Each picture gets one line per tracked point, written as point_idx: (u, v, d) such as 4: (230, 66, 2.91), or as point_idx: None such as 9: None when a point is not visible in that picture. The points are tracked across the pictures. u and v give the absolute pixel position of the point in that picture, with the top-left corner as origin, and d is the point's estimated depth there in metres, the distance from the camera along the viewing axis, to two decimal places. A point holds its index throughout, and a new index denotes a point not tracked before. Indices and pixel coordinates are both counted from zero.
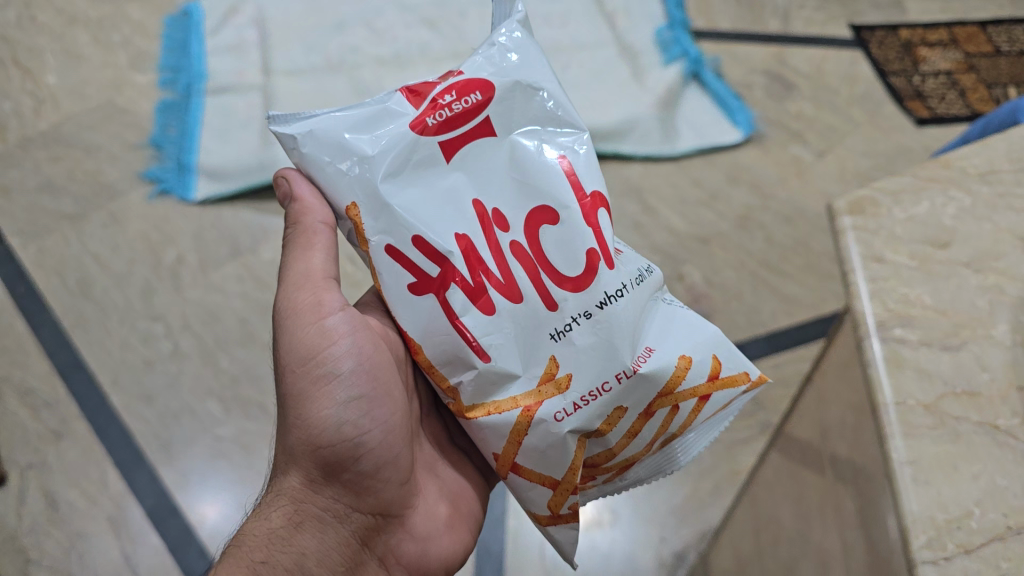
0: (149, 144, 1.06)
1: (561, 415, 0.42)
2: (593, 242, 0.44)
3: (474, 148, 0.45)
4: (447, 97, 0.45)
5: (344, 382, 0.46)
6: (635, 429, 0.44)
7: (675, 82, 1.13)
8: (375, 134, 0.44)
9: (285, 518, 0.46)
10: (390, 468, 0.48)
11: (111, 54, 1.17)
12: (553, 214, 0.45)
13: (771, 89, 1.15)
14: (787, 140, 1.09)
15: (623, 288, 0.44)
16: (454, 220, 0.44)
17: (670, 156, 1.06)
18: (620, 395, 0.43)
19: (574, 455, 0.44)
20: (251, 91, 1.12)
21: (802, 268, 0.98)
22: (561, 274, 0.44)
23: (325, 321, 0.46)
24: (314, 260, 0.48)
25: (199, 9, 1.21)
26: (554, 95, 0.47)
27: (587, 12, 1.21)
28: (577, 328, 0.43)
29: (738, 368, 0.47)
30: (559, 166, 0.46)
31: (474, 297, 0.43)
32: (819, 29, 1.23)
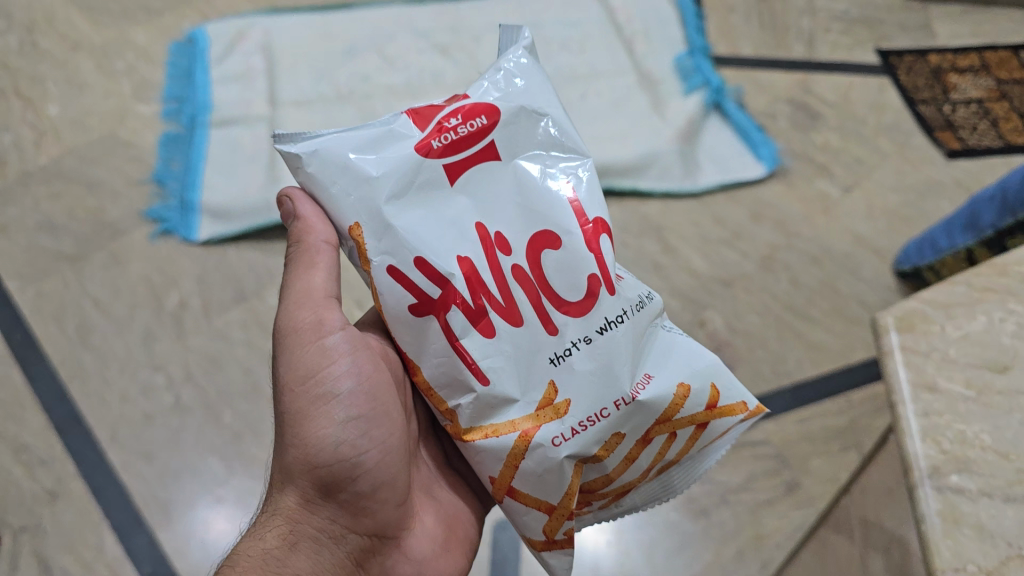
0: (152, 180, 1.03)
1: (558, 440, 0.45)
2: (593, 268, 0.48)
3: (475, 172, 0.49)
4: (453, 121, 0.49)
5: (343, 401, 0.50)
6: (632, 455, 0.47)
7: (696, 113, 1.09)
8: (381, 154, 0.47)
9: (280, 537, 0.49)
10: (387, 489, 0.51)
11: (114, 82, 1.13)
12: (556, 240, 0.48)
13: (797, 120, 1.10)
14: (813, 174, 1.05)
15: (622, 314, 0.47)
16: (456, 243, 0.47)
17: (691, 193, 1.02)
18: (618, 420, 0.46)
19: (571, 481, 0.46)
20: (257, 122, 1.08)
21: (830, 311, 0.93)
22: (564, 300, 0.47)
23: (325, 340, 0.50)
24: (315, 279, 0.51)
25: (204, 36, 1.17)
26: (555, 122, 0.51)
27: (605, 38, 1.17)
28: (577, 353, 0.46)
29: (736, 397, 0.50)
30: (562, 196, 0.49)
31: (476, 320, 0.46)
32: (846, 54, 1.19)
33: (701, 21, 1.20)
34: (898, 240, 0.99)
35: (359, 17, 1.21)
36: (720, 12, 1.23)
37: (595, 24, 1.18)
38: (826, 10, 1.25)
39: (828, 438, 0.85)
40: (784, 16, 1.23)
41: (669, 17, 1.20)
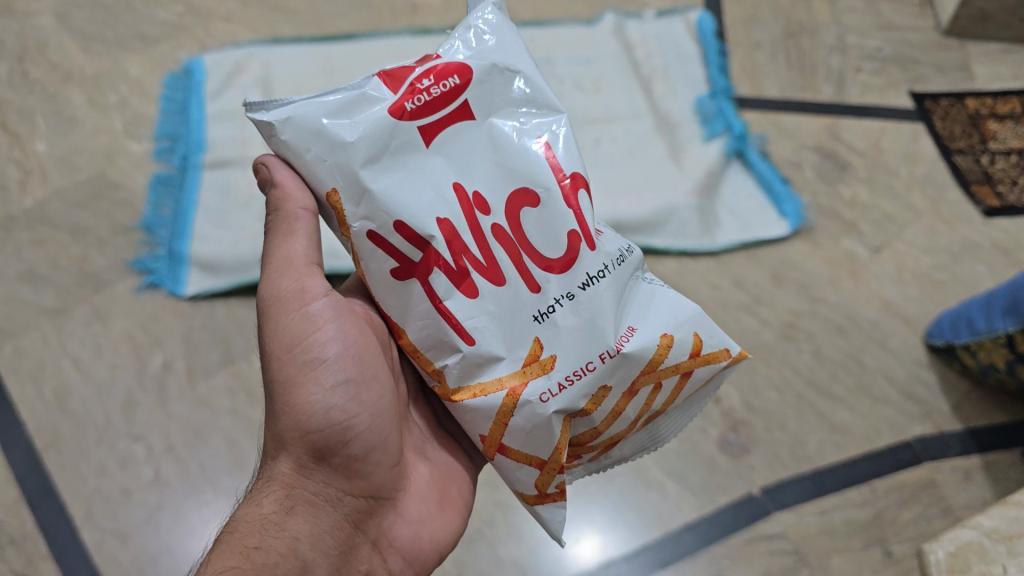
0: (141, 227, 0.98)
1: (546, 396, 0.48)
2: (572, 225, 0.51)
3: (451, 131, 0.51)
4: (425, 82, 0.50)
5: (331, 367, 0.52)
6: (620, 407, 0.51)
7: (716, 163, 1.02)
8: (355, 118, 0.49)
9: (277, 504, 0.51)
10: (378, 451, 0.53)
11: (105, 117, 1.08)
12: (536, 199, 0.51)
13: (824, 171, 1.04)
14: (841, 233, 0.99)
15: (602, 269, 0.51)
16: (435, 203, 0.49)
17: (709, 252, 0.96)
18: (604, 374, 0.50)
19: (560, 436, 0.49)
20: (252, 165, 1.03)
21: (856, 388, 0.88)
22: (545, 257, 0.51)
23: (310, 308, 0.53)
24: (296, 247, 0.53)
25: (201, 67, 1.12)
26: (528, 78, 0.53)
27: (622, 75, 1.10)
28: (559, 310, 0.49)
29: (720, 346, 0.54)
30: (540, 153, 0.52)
31: (458, 281, 0.49)
32: (877, 96, 1.12)
33: (723, 60, 1.14)
34: (930, 308, 0.93)
35: (362, 49, 1.15)
36: (744, 46, 1.16)
37: (612, 60, 1.12)
38: (858, 46, 1.17)
39: (851, 533, 0.79)
40: (812, 53, 1.16)
41: (689, 54, 1.14)
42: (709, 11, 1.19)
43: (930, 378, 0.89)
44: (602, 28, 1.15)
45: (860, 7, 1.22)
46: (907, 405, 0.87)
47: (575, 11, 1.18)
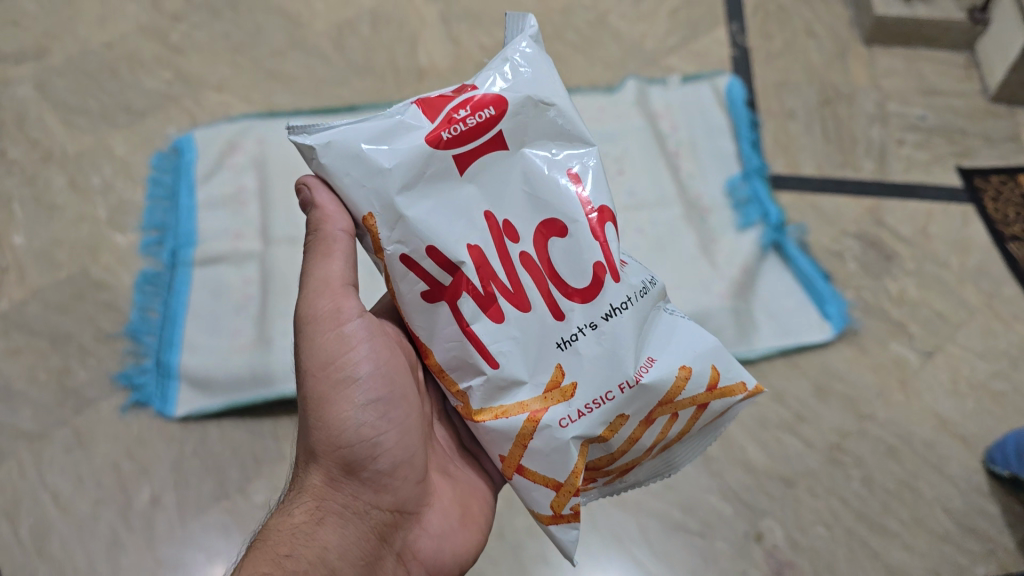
0: (126, 334, 0.90)
1: (566, 421, 0.48)
2: (600, 255, 0.50)
3: (487, 160, 0.50)
4: (461, 112, 0.49)
5: (362, 384, 0.53)
6: (637, 435, 0.50)
7: (750, 256, 0.94)
8: (392, 144, 0.48)
9: (307, 514, 0.53)
10: (407, 466, 0.54)
11: (87, 202, 1.00)
12: (564, 228, 0.51)
13: (868, 262, 0.96)
14: (889, 336, 0.91)
15: (627, 300, 0.50)
16: (466, 229, 0.49)
17: (746, 360, 0.88)
18: (622, 403, 0.49)
19: (577, 461, 0.48)
20: (246, 262, 0.94)
21: (910, 523, 0.80)
22: (570, 286, 0.50)
23: (344, 327, 0.53)
24: (333, 268, 0.53)
25: (192, 146, 1.04)
26: (562, 110, 0.52)
27: (647, 153, 1.02)
28: (583, 338, 0.49)
29: (738, 378, 0.53)
30: (569, 181, 0.51)
31: (485, 306, 0.49)
32: (923, 173, 1.03)
33: (755, 133, 1.05)
34: (989, 426, 0.86)
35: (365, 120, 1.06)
36: (777, 115, 1.08)
37: (635, 135, 1.03)
38: (899, 114, 1.08)
39: None
40: (850, 123, 1.08)
41: (719, 127, 1.05)
42: (738, 75, 1.11)
43: (993, 509, 0.81)
44: (623, 97, 1.07)
45: (900, 68, 1.13)
46: (968, 542, 0.80)
47: (593, 77, 1.10)
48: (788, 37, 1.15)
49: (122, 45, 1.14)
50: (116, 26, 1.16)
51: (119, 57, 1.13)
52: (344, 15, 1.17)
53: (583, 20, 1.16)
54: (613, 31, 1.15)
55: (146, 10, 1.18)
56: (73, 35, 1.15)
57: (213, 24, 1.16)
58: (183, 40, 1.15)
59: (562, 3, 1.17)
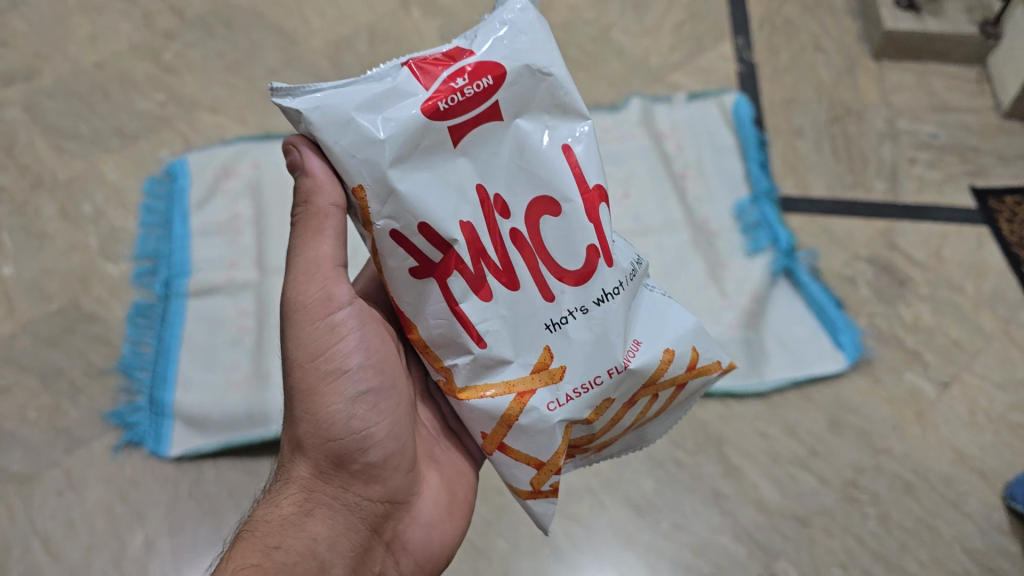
0: (119, 370, 0.87)
1: (553, 405, 0.49)
2: (592, 238, 0.51)
3: (481, 132, 0.49)
4: (458, 81, 0.48)
5: (352, 377, 0.54)
6: (618, 415, 0.53)
7: (760, 283, 0.92)
8: (387, 114, 0.47)
9: (295, 505, 0.53)
10: (395, 458, 0.55)
11: (78, 231, 0.97)
12: (556, 208, 0.51)
13: (881, 287, 0.94)
14: (904, 365, 0.88)
15: (618, 285, 0.51)
16: (459, 205, 0.48)
17: (756, 393, 0.86)
18: (608, 387, 0.50)
19: (560, 443, 0.50)
20: (242, 292, 0.92)
21: (929, 563, 0.78)
22: (561, 268, 0.51)
23: (333, 318, 0.54)
24: (322, 248, 0.52)
25: (185, 170, 1.01)
26: (559, 80, 0.51)
27: (653, 177, 0.99)
28: (573, 322, 0.50)
29: (714, 357, 0.56)
30: (564, 159, 0.51)
31: (475, 285, 0.49)
32: (935, 194, 1.01)
33: (764, 153, 1.03)
34: (1008, 460, 0.83)
35: None
36: (786, 134, 1.05)
37: (641, 158, 1.01)
38: (910, 131, 1.06)
39: None
40: (860, 141, 1.05)
41: (725, 147, 1.03)
42: (745, 93, 1.08)
43: (1013, 548, 0.79)
44: (628, 117, 1.04)
45: (910, 83, 1.10)
46: None
47: (598, 95, 1.08)
48: (795, 52, 1.13)
49: (114, 65, 1.12)
50: (108, 45, 1.13)
51: (110, 77, 1.10)
52: (340, 32, 1.15)
53: (585, 36, 1.13)
54: (616, 47, 1.12)
55: (138, 29, 1.15)
56: (63, 55, 1.12)
57: (207, 43, 1.14)
58: (177, 60, 1.12)
59: (564, 18, 1.15)
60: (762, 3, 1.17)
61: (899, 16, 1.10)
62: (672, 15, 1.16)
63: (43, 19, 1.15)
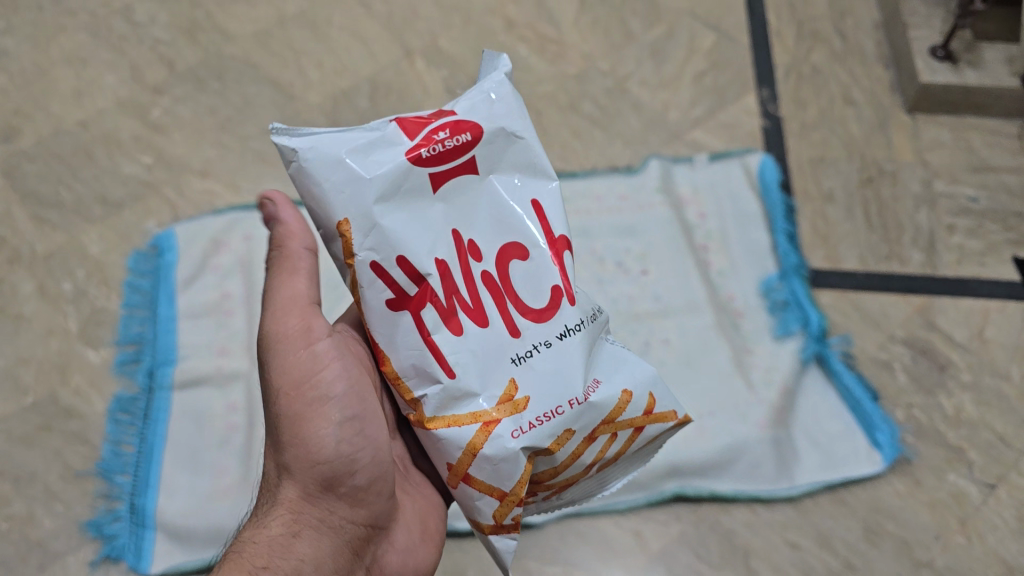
0: (98, 473, 0.82)
1: (516, 432, 0.46)
2: (558, 280, 0.50)
3: (458, 181, 0.50)
4: (441, 134, 0.49)
5: (337, 403, 0.53)
6: (579, 452, 0.49)
7: (790, 372, 0.85)
8: (374, 158, 0.48)
9: (284, 527, 0.53)
10: (381, 482, 0.54)
11: (57, 313, 0.91)
12: (525, 252, 0.50)
13: (920, 374, 0.86)
14: (945, 464, 0.81)
15: (581, 322, 0.50)
16: (434, 243, 0.49)
17: (786, 498, 0.79)
18: (570, 419, 0.48)
19: (523, 471, 0.47)
20: (231, 383, 0.86)
21: None
22: (528, 306, 0.50)
23: (314, 347, 0.54)
24: (299, 287, 0.56)
25: (172, 243, 0.95)
26: (533, 146, 0.52)
27: (674, 252, 0.92)
28: (537, 355, 0.48)
29: (672, 407, 0.52)
30: (533, 212, 0.51)
31: (447, 318, 0.48)
32: (977, 266, 0.94)
33: (792, 222, 0.96)
34: None
35: None
36: (816, 199, 0.98)
37: (659, 229, 0.94)
38: (948, 195, 0.98)
39: None
40: (895, 206, 0.97)
41: (750, 214, 0.96)
42: (771, 152, 1.01)
43: None
44: (646, 182, 0.97)
45: (948, 140, 1.03)
46: None
47: (613, 156, 1.00)
48: (824, 105, 1.05)
49: (98, 123, 1.05)
50: (92, 100, 1.07)
51: (95, 137, 1.04)
52: (339, 85, 1.08)
53: (600, 87, 1.06)
54: (633, 100, 1.05)
55: (125, 81, 1.08)
56: (45, 112, 1.05)
57: (198, 98, 1.07)
58: (165, 117, 1.06)
59: (578, 68, 1.08)
60: (788, 50, 1.10)
61: (936, 68, 1.04)
62: (692, 65, 1.09)
63: (25, 71, 1.09)
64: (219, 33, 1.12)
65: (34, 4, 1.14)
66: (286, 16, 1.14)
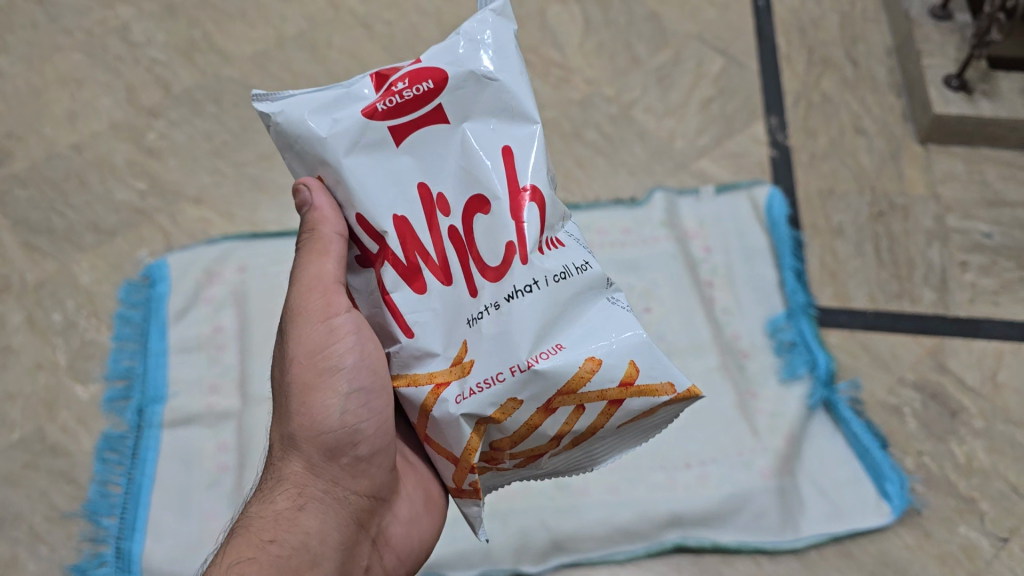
0: (83, 514, 0.80)
1: (458, 398, 0.45)
2: (514, 235, 0.46)
3: (426, 132, 0.48)
4: (400, 84, 0.47)
5: (347, 374, 0.51)
6: (535, 422, 0.45)
7: (796, 419, 0.82)
8: (337, 115, 0.47)
9: (289, 501, 0.51)
10: (383, 454, 0.53)
11: (47, 345, 0.89)
12: (486, 204, 0.47)
13: (931, 420, 0.84)
14: (956, 515, 0.79)
15: (533, 283, 0.45)
16: (397, 199, 0.47)
17: (791, 550, 0.76)
18: (514, 387, 0.44)
19: (469, 439, 0.45)
20: (222, 423, 0.85)
21: None
22: (485, 263, 0.46)
23: (332, 320, 0.51)
24: (326, 267, 0.51)
25: (164, 274, 0.93)
26: (509, 85, 0.48)
27: (678, 289, 0.90)
28: (486, 317, 0.45)
29: (663, 378, 0.45)
30: (501, 159, 0.48)
31: (407, 276, 0.47)
32: (990, 306, 0.91)
33: (799, 258, 0.93)
34: None
35: None
36: (824, 233, 0.95)
37: (663, 265, 0.92)
38: (961, 230, 0.95)
39: None
40: (906, 241, 0.95)
41: (757, 249, 0.93)
42: (779, 184, 0.98)
43: None
44: (651, 215, 0.95)
45: (961, 172, 1.00)
46: None
47: (617, 186, 0.98)
48: (835, 135, 1.03)
49: (92, 147, 1.03)
50: (87, 123, 1.04)
51: (88, 161, 1.01)
52: None
53: (604, 114, 1.04)
54: (638, 127, 1.03)
55: (120, 104, 1.06)
56: (38, 135, 1.03)
57: (194, 122, 1.05)
58: (160, 142, 1.03)
59: (582, 94, 1.05)
60: (797, 76, 1.08)
61: (949, 98, 1.01)
62: (699, 91, 1.06)
63: (18, 92, 1.06)
64: (216, 54, 1.10)
65: (30, 23, 1.12)
66: (285, 37, 1.11)
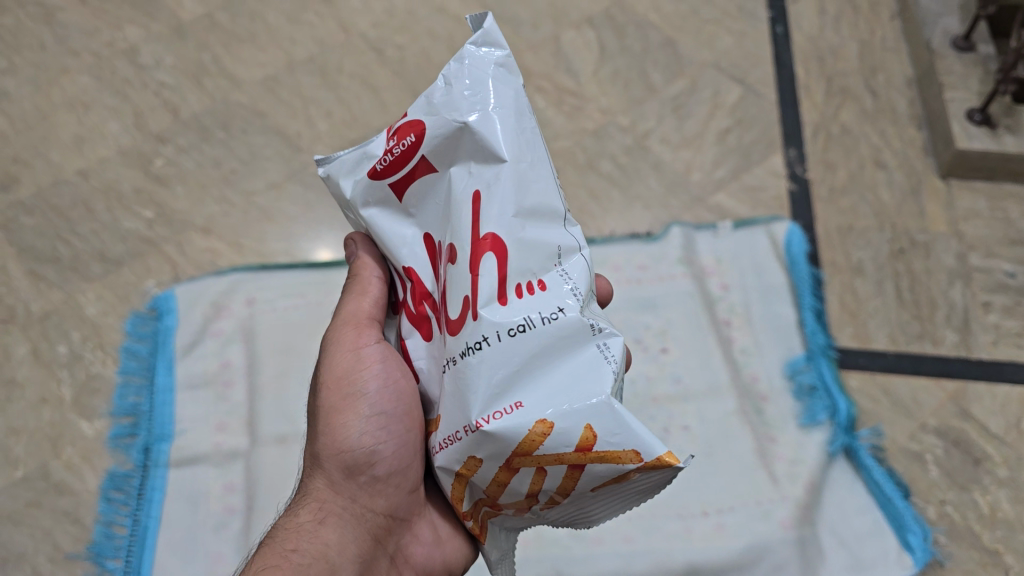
0: (88, 557, 0.78)
1: (438, 447, 0.43)
2: (468, 289, 0.42)
3: (422, 183, 0.46)
4: (391, 141, 0.46)
5: (369, 399, 0.51)
6: (502, 479, 0.41)
7: (816, 465, 0.81)
8: (355, 176, 0.47)
9: (311, 515, 0.51)
10: (401, 476, 0.51)
11: (51, 379, 0.87)
12: (454, 254, 0.43)
13: (954, 468, 0.82)
14: (980, 568, 0.77)
15: (483, 340, 0.40)
16: (401, 250, 0.46)
17: None
18: (471, 445, 0.41)
19: (455, 488, 0.43)
20: (230, 462, 0.83)
21: None
22: (453, 316, 0.43)
23: (362, 349, 0.52)
24: (363, 303, 0.52)
25: (173, 305, 0.91)
26: (479, 127, 0.43)
27: (695, 328, 0.88)
28: (451, 371, 0.42)
29: (627, 445, 0.39)
30: (469, 206, 0.43)
31: (418, 325, 0.47)
32: (1014, 348, 0.89)
33: (819, 297, 0.91)
34: None
35: None
36: (844, 271, 0.94)
37: (681, 304, 0.90)
38: (983, 270, 0.94)
39: None
40: (928, 281, 0.93)
41: (776, 287, 0.91)
42: (798, 220, 0.97)
43: None
44: (669, 250, 0.93)
45: (983, 209, 0.98)
46: None
47: (633, 221, 0.96)
48: (854, 168, 1.01)
49: (99, 173, 1.01)
50: (94, 148, 1.03)
51: (95, 188, 1.00)
52: (348, 137, 1.04)
53: (620, 144, 1.02)
54: (654, 158, 1.01)
55: (128, 129, 1.05)
56: (45, 159, 1.02)
57: (203, 148, 1.03)
58: (169, 168, 1.02)
59: (597, 124, 1.03)
60: (816, 107, 1.06)
61: (972, 133, 0.99)
62: (716, 122, 1.04)
63: (25, 115, 1.05)
64: (226, 78, 1.08)
65: (38, 44, 1.11)
66: (295, 61, 1.10)
